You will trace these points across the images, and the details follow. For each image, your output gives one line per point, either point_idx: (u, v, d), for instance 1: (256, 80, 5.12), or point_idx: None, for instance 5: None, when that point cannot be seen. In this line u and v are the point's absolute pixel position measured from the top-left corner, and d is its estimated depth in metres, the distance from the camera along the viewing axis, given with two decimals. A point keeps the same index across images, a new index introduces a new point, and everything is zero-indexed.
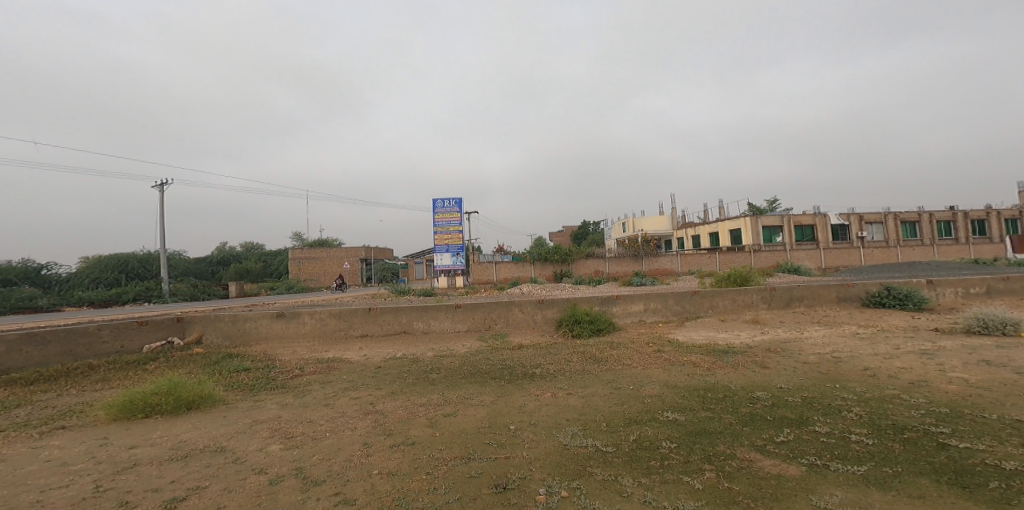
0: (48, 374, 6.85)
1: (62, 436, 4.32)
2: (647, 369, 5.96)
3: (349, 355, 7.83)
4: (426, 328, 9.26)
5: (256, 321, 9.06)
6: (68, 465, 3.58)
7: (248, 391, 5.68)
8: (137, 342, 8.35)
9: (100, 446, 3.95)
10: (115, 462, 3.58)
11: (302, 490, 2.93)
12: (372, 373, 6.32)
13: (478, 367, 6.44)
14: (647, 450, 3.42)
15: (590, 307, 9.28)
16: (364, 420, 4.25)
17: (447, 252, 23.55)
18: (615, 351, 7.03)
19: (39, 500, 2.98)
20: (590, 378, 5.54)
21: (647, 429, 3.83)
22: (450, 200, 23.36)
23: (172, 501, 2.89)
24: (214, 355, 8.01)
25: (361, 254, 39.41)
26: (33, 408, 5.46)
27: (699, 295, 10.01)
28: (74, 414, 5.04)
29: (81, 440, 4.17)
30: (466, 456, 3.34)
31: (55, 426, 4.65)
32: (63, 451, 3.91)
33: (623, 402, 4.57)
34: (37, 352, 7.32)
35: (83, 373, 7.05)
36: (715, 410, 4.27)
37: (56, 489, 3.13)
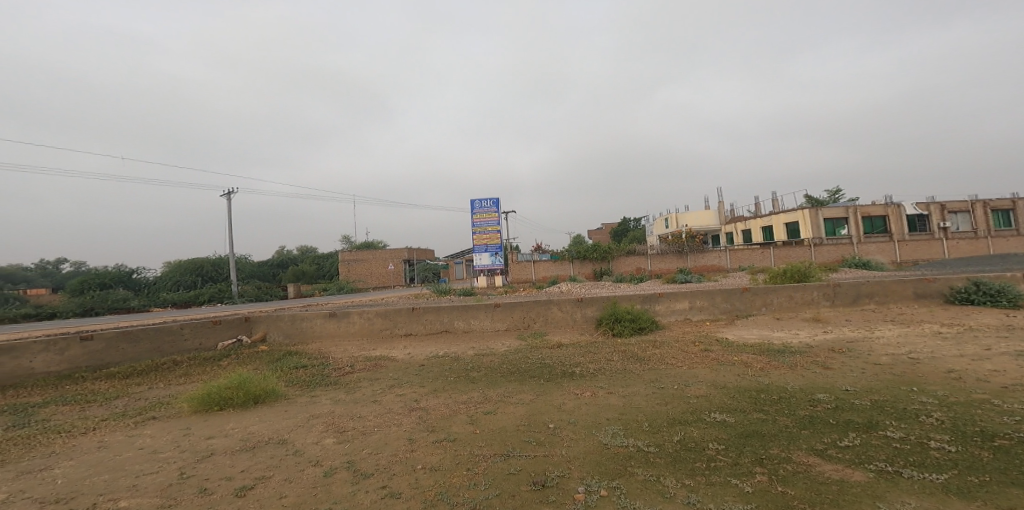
0: (140, 368, 7.60)
1: (153, 426, 4.79)
2: (693, 369, 5.78)
3: (394, 354, 8.13)
4: (466, 326, 9.45)
5: (311, 320, 9.61)
6: (156, 453, 3.96)
7: (306, 386, 6.05)
8: (212, 340, 9.08)
9: (184, 436, 4.35)
10: (195, 452, 3.93)
11: (354, 482, 3.09)
12: (416, 371, 6.54)
13: (517, 365, 6.49)
14: (692, 451, 3.33)
15: (632, 305, 9.09)
16: (409, 416, 4.41)
17: (486, 252, 23.78)
18: (659, 350, 6.87)
19: (133, 485, 3.32)
20: (632, 377, 5.46)
21: (693, 430, 3.72)
22: (488, 200, 23.61)
23: (242, 489, 3.14)
24: (276, 353, 8.57)
25: (404, 255, 40.49)
26: (128, 399, 6.08)
27: (749, 292, 9.55)
28: (161, 405, 5.56)
29: (167, 430, 4.59)
30: (506, 453, 3.39)
31: (146, 416, 5.15)
32: (154, 439, 4.34)
33: (666, 402, 4.46)
34: (131, 348, 8.12)
35: (169, 368, 7.77)
36: (769, 412, 4.08)
37: (149, 475, 3.48)
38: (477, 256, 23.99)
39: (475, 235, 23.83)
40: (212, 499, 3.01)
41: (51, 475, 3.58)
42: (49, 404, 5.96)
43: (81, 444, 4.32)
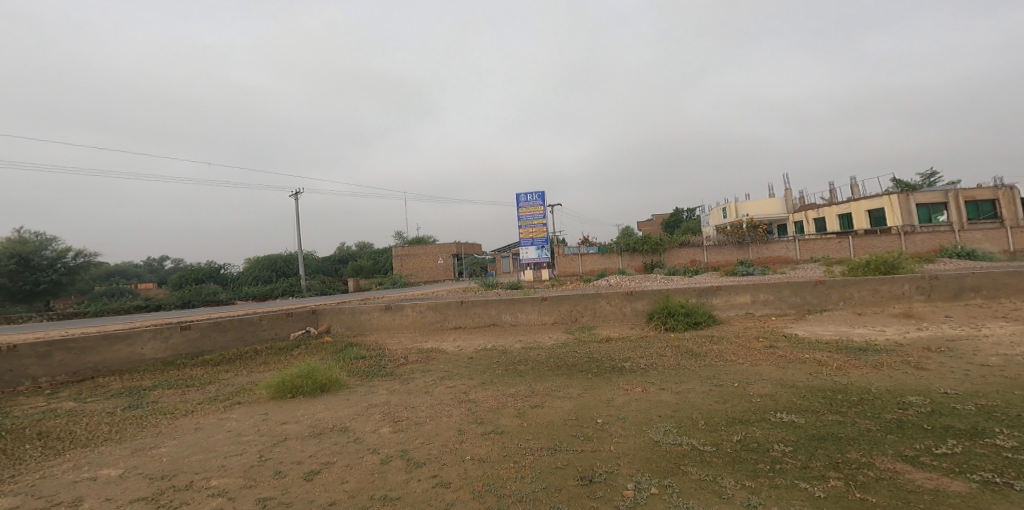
0: (228, 357, 8.32)
1: (237, 410, 5.24)
2: (756, 366, 5.47)
3: (445, 346, 8.35)
4: (513, 320, 9.50)
5: (369, 312, 10.07)
6: (238, 436, 4.32)
7: (366, 376, 6.36)
8: (285, 330, 9.77)
9: (263, 421, 4.72)
10: (271, 436, 4.25)
11: (407, 470, 3.22)
12: (465, 363, 6.68)
13: (564, 359, 6.45)
14: (754, 452, 3.17)
15: (686, 299, 8.73)
16: (459, 408, 4.52)
17: (532, 246, 23.71)
18: (716, 346, 6.56)
19: (221, 465, 3.65)
20: (686, 374, 5.26)
21: (756, 430, 3.53)
22: (533, 193, 23.45)
23: (310, 472, 3.37)
24: (339, 344, 9.09)
25: (453, 249, 41.34)
26: (216, 385, 6.68)
27: (823, 285, 8.90)
28: (244, 392, 6.06)
29: (248, 415, 5.00)
30: (553, 447, 3.39)
31: (230, 402, 5.63)
32: (238, 423, 4.75)
33: (725, 400, 4.27)
34: (221, 336, 8.83)
35: (251, 357, 8.45)
36: (847, 414, 3.79)
37: (233, 456, 3.82)
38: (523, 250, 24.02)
39: (520, 229, 23.79)
40: (284, 481, 3.25)
41: (156, 453, 4.00)
42: (156, 387, 6.65)
43: (178, 426, 4.79)
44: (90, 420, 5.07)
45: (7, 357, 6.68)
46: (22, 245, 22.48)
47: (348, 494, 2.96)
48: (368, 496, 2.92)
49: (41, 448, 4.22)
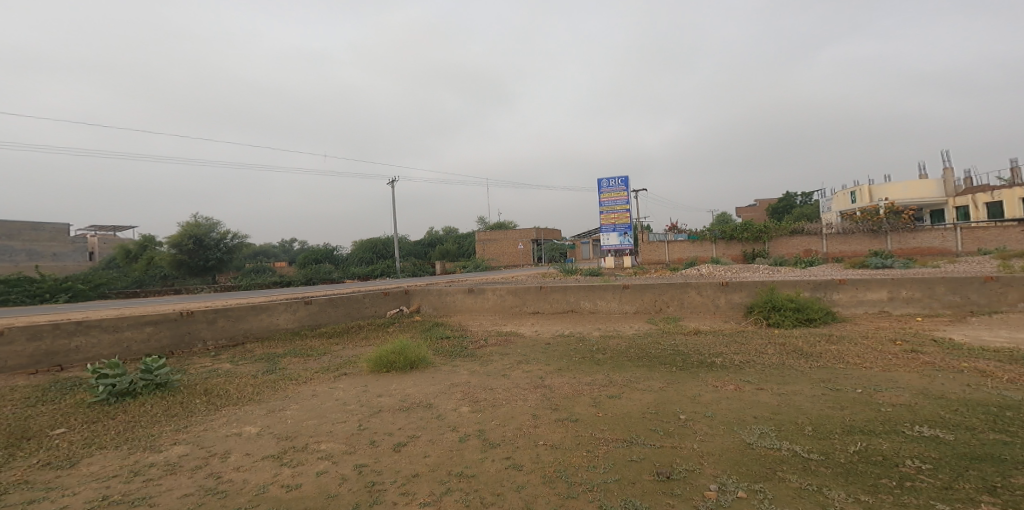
0: (339, 330, 9.24)
1: (343, 380, 5.79)
2: (888, 372, 4.81)
3: (523, 330, 8.48)
4: (593, 307, 9.34)
5: (453, 294, 10.55)
6: (343, 405, 4.78)
7: (449, 356, 6.68)
8: (383, 308, 10.61)
9: (363, 393, 5.18)
10: (369, 407, 4.64)
11: (483, 450, 3.33)
12: (542, 349, 6.71)
13: (647, 350, 6.22)
14: (878, 466, 2.80)
15: (795, 293, 7.89)
16: (534, 393, 4.56)
17: (614, 233, 23.02)
18: (829, 347, 5.88)
19: (329, 430, 4.06)
20: (792, 375, 4.79)
21: (880, 443, 3.12)
22: (617, 178, 22.62)
23: (399, 444, 3.63)
24: (426, 323, 9.65)
25: (533, 235, 41.63)
26: (329, 356, 7.44)
27: (996, 282, 7.47)
28: (349, 364, 6.68)
29: (352, 386, 5.51)
30: (629, 440, 3.29)
31: (338, 372, 6.25)
32: (344, 392, 5.25)
33: (842, 407, 3.82)
34: (334, 311, 9.80)
35: (355, 331, 9.31)
36: (1013, 434, 3.19)
37: (339, 423, 4.24)
38: (604, 236, 23.40)
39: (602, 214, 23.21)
40: (377, 451, 3.53)
41: (283, 414, 4.57)
42: (286, 355, 7.56)
43: (299, 391, 5.41)
44: (235, 381, 5.92)
45: (188, 321, 7.94)
46: (198, 226, 26.54)
47: (429, 468, 3.14)
48: (446, 471, 3.07)
49: (203, 402, 5.00)
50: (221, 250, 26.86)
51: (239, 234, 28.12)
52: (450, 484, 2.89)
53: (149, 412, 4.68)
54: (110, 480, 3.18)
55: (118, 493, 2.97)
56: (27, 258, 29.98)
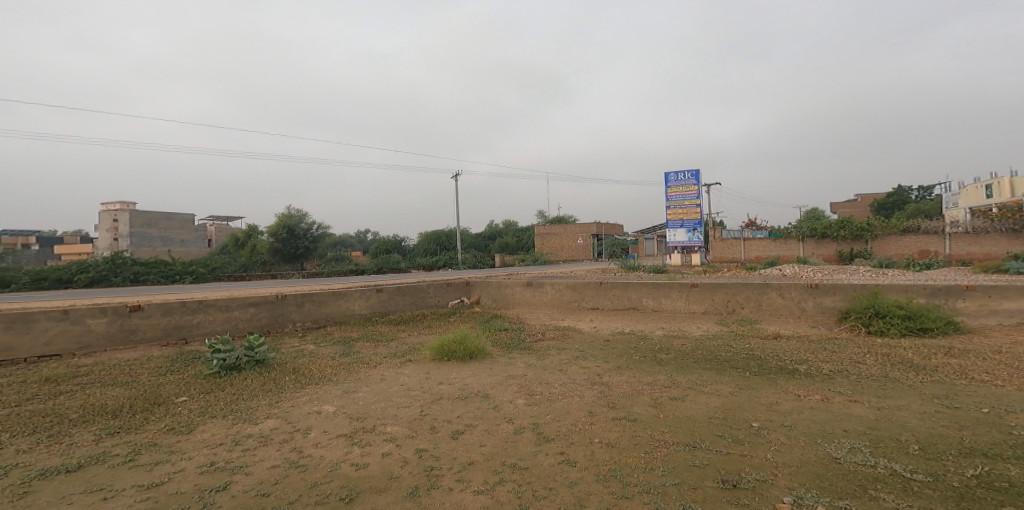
0: (404, 318, 9.67)
1: (406, 367, 6.07)
2: (1018, 392, 4.22)
3: (581, 326, 8.40)
4: (656, 305, 9.06)
5: (512, 287, 10.67)
6: (408, 390, 5.01)
7: (507, 348, 6.77)
8: (445, 298, 10.96)
9: (425, 379, 5.39)
10: (430, 394, 4.82)
11: (537, 444, 3.35)
12: (601, 345, 6.61)
13: (715, 352, 5.93)
14: (999, 493, 2.48)
15: (906, 299, 7.07)
16: (591, 390, 4.50)
17: (681, 228, 22.12)
18: (951, 361, 5.25)
19: (394, 414, 4.27)
20: (896, 388, 4.36)
21: (1004, 468, 2.76)
22: (686, 172, 21.58)
23: (456, 432, 3.74)
24: (485, 314, 9.85)
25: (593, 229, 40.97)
26: (396, 342, 7.81)
27: None
28: (414, 351, 6.98)
29: (415, 373, 5.75)
30: (692, 444, 3.17)
31: (403, 358, 6.54)
32: (408, 378, 5.50)
33: (960, 427, 3.41)
34: (401, 300, 10.27)
35: (419, 319, 9.70)
36: None
37: (403, 407, 4.44)
38: (671, 232, 22.52)
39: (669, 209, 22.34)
40: (436, 437, 3.66)
41: (355, 396, 4.87)
42: (359, 339, 8.06)
43: (369, 375, 5.74)
44: (316, 362, 6.39)
45: (282, 304, 8.68)
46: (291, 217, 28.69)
47: (483, 457, 3.21)
48: (500, 462, 3.12)
49: (291, 380, 5.45)
50: (309, 239, 28.89)
51: (322, 224, 30.17)
52: (504, 474, 2.94)
53: (248, 387, 5.17)
54: (217, 448, 3.55)
55: (221, 460, 3.31)
56: (161, 243, 34.43)
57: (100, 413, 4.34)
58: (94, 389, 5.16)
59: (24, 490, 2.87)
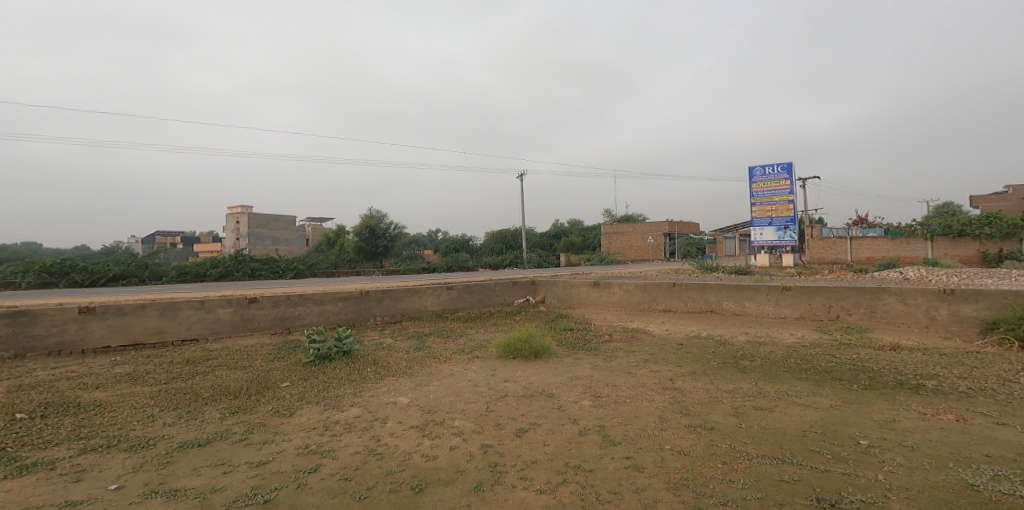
0: (471, 315, 9.92)
1: (473, 363, 6.21)
2: None
3: (651, 328, 8.12)
4: (739, 309, 8.56)
5: (578, 287, 10.59)
6: (475, 386, 5.13)
7: (573, 348, 6.72)
8: (511, 296, 11.09)
9: (491, 376, 5.49)
10: (496, 391, 4.90)
11: (603, 446, 3.28)
12: (673, 349, 6.35)
13: (812, 362, 5.47)
14: None
15: None
16: (663, 395, 4.34)
17: (771, 227, 20.58)
18: None
19: (462, 409, 4.38)
20: None
21: None
22: (778, 166, 19.95)
23: (520, 430, 3.76)
24: (550, 313, 9.84)
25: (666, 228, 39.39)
26: (464, 339, 8.04)
27: None
28: (481, 348, 7.13)
29: (482, 369, 5.87)
30: (780, 458, 2.95)
31: (471, 355, 6.71)
32: (475, 375, 5.62)
33: None
34: (469, 297, 10.54)
35: (485, 317, 9.90)
36: None
37: (471, 403, 4.55)
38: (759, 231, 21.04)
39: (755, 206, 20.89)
40: (501, 434, 3.71)
41: (427, 389, 5.07)
42: (430, 334, 8.40)
43: (440, 369, 5.95)
44: (393, 355, 6.74)
45: (365, 299, 9.27)
46: (371, 217, 30.59)
47: (547, 457, 3.20)
48: (564, 462, 3.10)
49: (372, 371, 5.80)
50: (387, 239, 30.79)
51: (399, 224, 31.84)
52: (568, 475, 2.91)
53: (336, 376, 5.58)
54: (310, 431, 3.86)
55: (313, 444, 3.59)
56: (270, 242, 38.31)
57: (224, 393, 4.88)
58: (218, 371, 5.82)
59: (164, 460, 3.29)
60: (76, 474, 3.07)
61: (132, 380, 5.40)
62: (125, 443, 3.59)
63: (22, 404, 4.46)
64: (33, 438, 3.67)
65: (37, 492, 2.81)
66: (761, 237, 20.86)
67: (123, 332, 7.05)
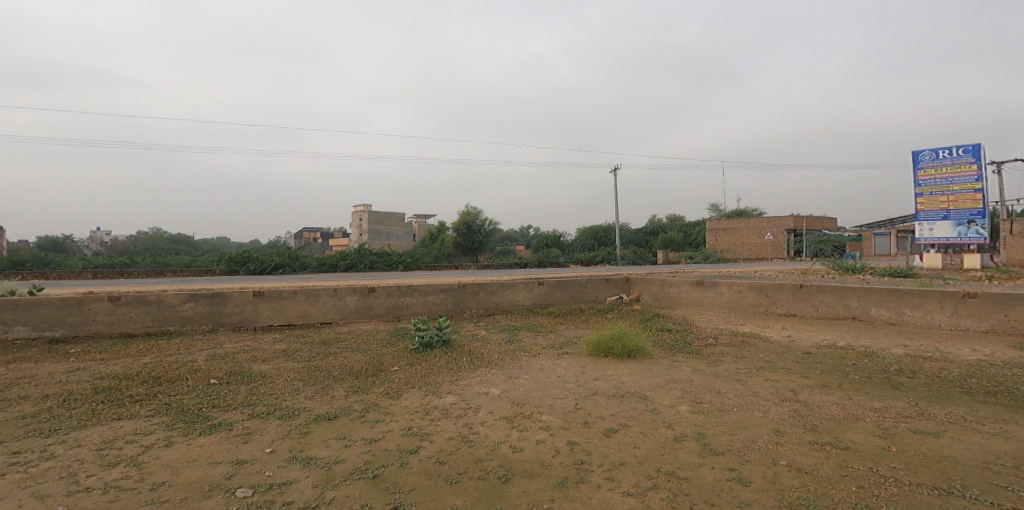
0: (562, 311, 9.91)
1: (563, 359, 6.20)
2: None
3: (768, 333, 7.45)
4: (894, 318, 7.45)
5: (679, 286, 10.11)
6: (564, 382, 5.11)
7: (670, 349, 6.41)
8: (604, 293, 10.88)
9: (580, 373, 5.44)
10: (585, 388, 4.84)
11: (702, 455, 3.09)
12: (797, 358, 5.78)
13: (1005, 384, 4.57)
14: None
15: None
16: (779, 406, 3.96)
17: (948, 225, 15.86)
18: None
19: (550, 404, 4.40)
20: None
21: None
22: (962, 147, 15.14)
23: (610, 429, 3.67)
24: (647, 312, 9.47)
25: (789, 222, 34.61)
26: (554, 334, 8.06)
27: None
28: (571, 344, 7.10)
29: (571, 365, 5.84)
30: (943, 488, 2.55)
31: (562, 350, 6.70)
32: (563, 371, 5.60)
33: None
34: (559, 293, 10.53)
35: (576, 313, 9.83)
36: None
37: (559, 398, 4.55)
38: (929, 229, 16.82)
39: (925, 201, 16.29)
40: (588, 432, 3.66)
41: (516, 382, 5.17)
42: (521, 328, 8.56)
43: (530, 363, 6.04)
44: (486, 346, 6.98)
45: (462, 292, 9.71)
46: (468, 214, 31.92)
47: (637, 459, 3.09)
48: (655, 467, 2.97)
49: (468, 361, 6.06)
50: (483, 234, 31.81)
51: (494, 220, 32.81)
52: (659, 480, 2.79)
53: (436, 363, 5.94)
54: (413, 414, 4.14)
55: (416, 426, 3.86)
56: (384, 238, 41.88)
57: (351, 373, 5.45)
58: (343, 353, 6.50)
59: (304, 430, 3.74)
60: (246, 436, 3.61)
61: (285, 356, 6.26)
62: (278, 412, 4.16)
63: (215, 371, 5.41)
64: (220, 401, 4.41)
65: (219, 449, 3.35)
66: (931, 233, 16.25)
67: (280, 314, 8.21)
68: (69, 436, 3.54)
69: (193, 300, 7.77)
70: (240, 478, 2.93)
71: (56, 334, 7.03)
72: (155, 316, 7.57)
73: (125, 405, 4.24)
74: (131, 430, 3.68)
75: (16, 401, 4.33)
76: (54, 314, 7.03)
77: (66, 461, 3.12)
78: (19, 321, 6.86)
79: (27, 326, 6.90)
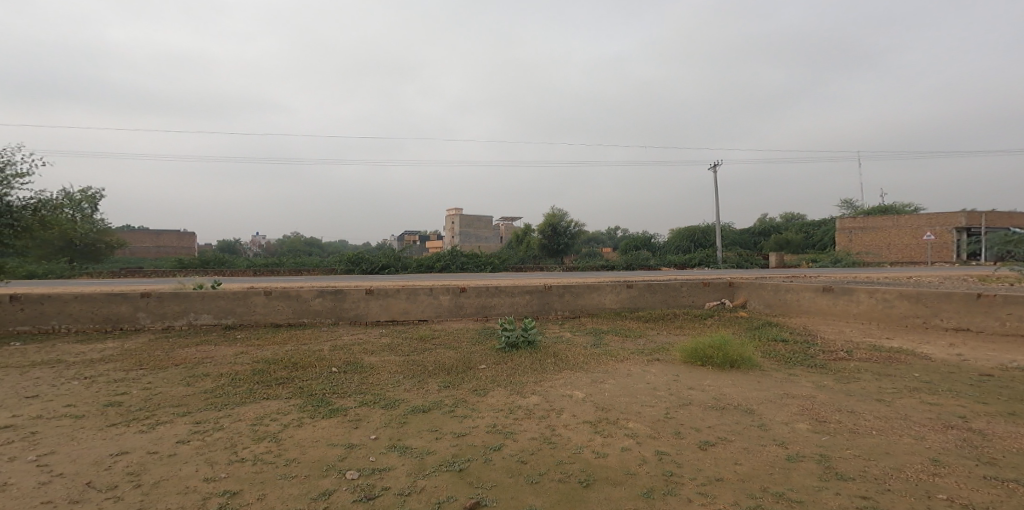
0: (654, 316, 9.49)
1: (656, 365, 5.93)
2: None
3: (927, 351, 6.41)
4: None
5: (799, 293, 9.17)
6: (654, 390, 4.88)
7: (785, 361, 5.83)
8: (702, 298, 10.24)
9: (673, 381, 5.16)
10: (678, 398, 4.58)
11: (823, 478, 2.76)
12: (973, 381, 4.91)
13: None
14: None
15: None
16: (943, 434, 3.41)
17: None
18: None
19: (638, 411, 4.23)
20: None
21: None
22: None
23: (706, 442, 3.43)
24: (755, 320, 8.71)
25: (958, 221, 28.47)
26: (644, 339, 7.73)
27: None
28: (663, 351, 6.77)
29: (663, 373, 5.56)
30: None
31: (652, 357, 6.41)
32: (655, 378, 5.35)
33: None
34: (651, 297, 10.10)
35: (670, 318, 9.35)
36: None
37: (649, 406, 4.35)
38: None
39: None
40: (680, 443, 3.45)
41: (603, 386, 5.05)
42: (609, 332, 8.35)
43: (616, 368, 5.86)
44: (572, 349, 6.92)
45: (549, 294, 9.73)
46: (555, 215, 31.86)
47: (738, 477, 2.85)
48: (760, 487, 2.72)
49: (551, 362, 6.06)
50: (569, 236, 31.62)
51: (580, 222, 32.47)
52: (765, 501, 2.55)
53: (522, 363, 6.01)
54: (499, 412, 4.22)
55: (500, 424, 3.93)
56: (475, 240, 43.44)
57: (442, 369, 5.72)
58: (437, 349, 6.83)
59: (402, 421, 4.00)
60: (354, 422, 3.95)
61: (389, 350, 6.75)
62: (381, 401, 4.49)
63: (335, 360, 6.01)
64: (338, 388, 4.86)
65: (334, 432, 3.70)
66: None
67: (386, 310, 8.87)
68: (234, 410, 4.15)
69: (321, 296, 8.68)
70: (350, 461, 3.20)
71: (228, 322, 8.35)
72: (295, 309, 8.58)
73: (272, 386, 4.86)
74: (275, 409, 4.20)
75: (201, 377, 5.19)
76: (229, 305, 8.37)
77: (229, 432, 3.65)
78: (205, 309, 8.29)
79: (211, 314, 8.30)
